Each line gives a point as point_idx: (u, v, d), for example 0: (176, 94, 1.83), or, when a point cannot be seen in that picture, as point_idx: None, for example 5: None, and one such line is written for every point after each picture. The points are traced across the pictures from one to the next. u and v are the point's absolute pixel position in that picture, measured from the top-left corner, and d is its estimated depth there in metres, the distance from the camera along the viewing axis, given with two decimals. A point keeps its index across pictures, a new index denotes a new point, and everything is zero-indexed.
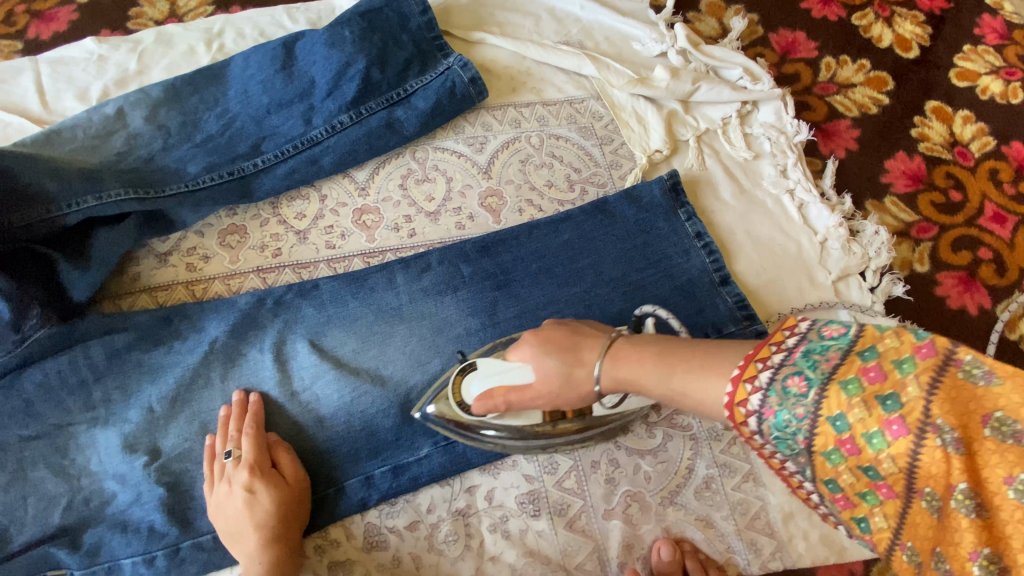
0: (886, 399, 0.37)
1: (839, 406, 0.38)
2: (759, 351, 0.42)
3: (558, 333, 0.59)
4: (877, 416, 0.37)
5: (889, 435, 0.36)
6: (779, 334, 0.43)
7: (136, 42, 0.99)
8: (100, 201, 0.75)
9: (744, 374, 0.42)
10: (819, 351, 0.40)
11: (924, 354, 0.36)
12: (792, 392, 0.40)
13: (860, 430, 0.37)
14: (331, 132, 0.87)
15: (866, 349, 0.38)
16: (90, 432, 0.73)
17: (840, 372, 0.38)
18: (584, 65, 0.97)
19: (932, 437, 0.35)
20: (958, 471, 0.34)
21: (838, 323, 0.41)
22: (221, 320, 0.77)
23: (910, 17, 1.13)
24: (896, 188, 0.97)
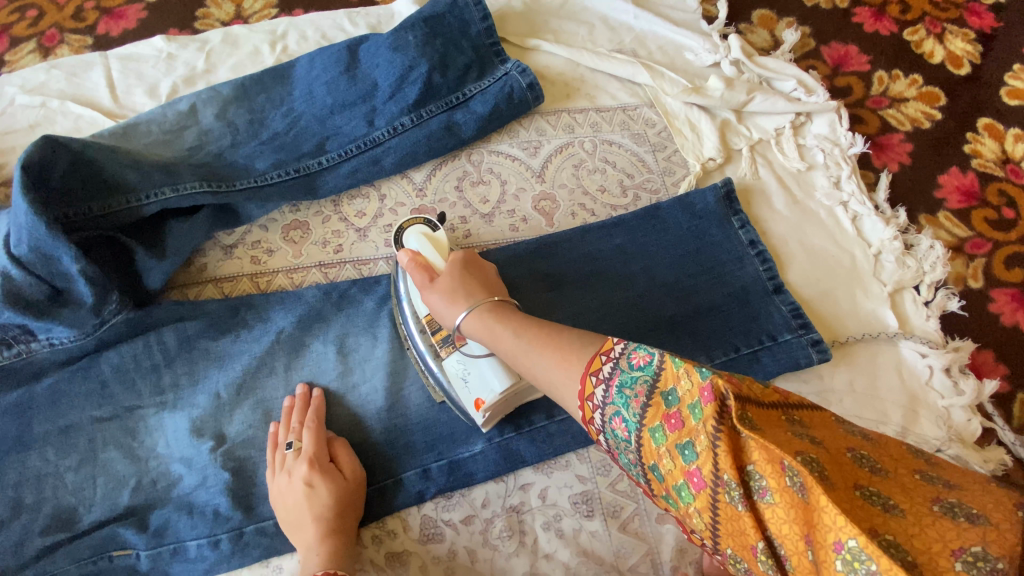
0: (684, 449, 0.41)
1: (654, 454, 0.44)
2: (587, 386, 0.50)
3: (483, 273, 0.70)
4: (679, 469, 0.41)
5: (692, 487, 0.40)
6: (602, 366, 0.50)
7: (204, 41, 1.03)
8: (177, 193, 0.78)
9: (585, 414, 0.50)
10: (630, 385, 0.46)
11: (706, 399, 0.38)
12: (620, 434, 0.47)
13: (672, 481, 0.43)
14: (393, 133, 0.89)
15: (669, 392, 0.42)
16: (159, 416, 0.75)
17: (650, 419, 0.44)
18: (638, 74, 0.99)
19: (718, 493, 0.39)
20: (750, 531, 0.38)
21: (645, 353, 0.46)
22: (286, 311, 0.79)
23: (961, 33, 1.13)
24: (949, 204, 0.97)
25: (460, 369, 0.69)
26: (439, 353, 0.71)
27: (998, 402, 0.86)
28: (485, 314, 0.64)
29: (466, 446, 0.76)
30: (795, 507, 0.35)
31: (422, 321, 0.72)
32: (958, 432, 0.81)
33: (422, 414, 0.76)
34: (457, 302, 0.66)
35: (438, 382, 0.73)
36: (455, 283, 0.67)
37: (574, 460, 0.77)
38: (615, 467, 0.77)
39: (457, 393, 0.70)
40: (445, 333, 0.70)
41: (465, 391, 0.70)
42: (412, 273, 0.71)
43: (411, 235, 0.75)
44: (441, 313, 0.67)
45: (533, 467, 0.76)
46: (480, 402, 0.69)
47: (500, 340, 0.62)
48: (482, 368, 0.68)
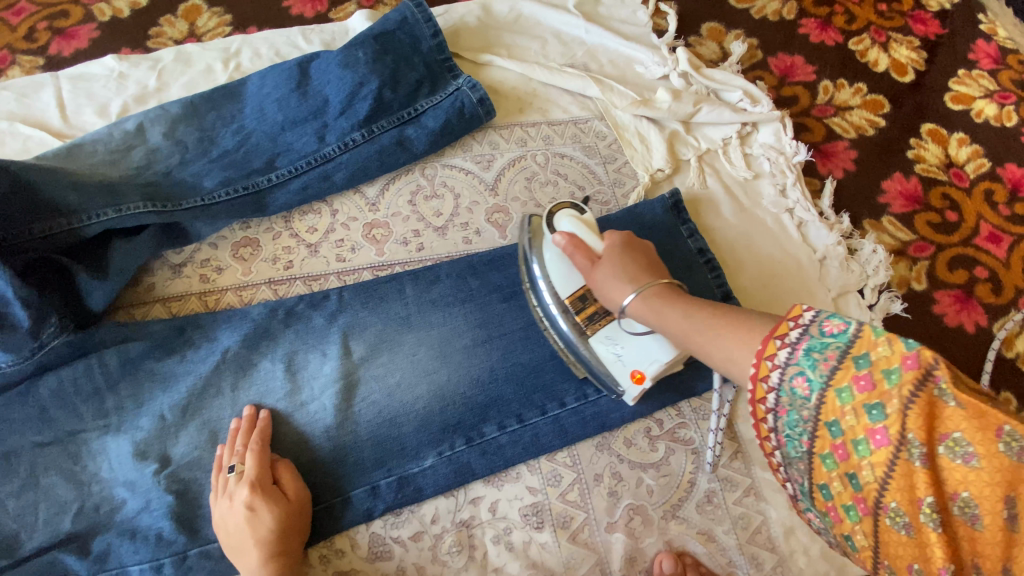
0: (873, 408, 0.43)
1: (834, 412, 0.45)
2: (767, 347, 0.49)
3: (643, 253, 0.69)
4: (863, 426, 0.43)
5: (874, 444, 0.43)
6: (785, 325, 0.48)
7: (156, 60, 1.03)
8: (120, 213, 0.77)
9: (760, 373, 0.49)
10: (818, 349, 0.46)
11: (910, 365, 0.41)
12: (800, 393, 0.47)
13: (850, 436, 0.44)
14: (344, 149, 0.89)
15: (861, 356, 0.44)
16: (102, 439, 0.74)
17: (838, 379, 0.45)
18: (589, 87, 1.01)
19: (906, 451, 0.41)
20: (923, 486, 0.40)
21: (839, 320, 0.46)
22: (233, 330, 0.79)
23: (905, 42, 1.16)
24: (893, 208, 1.00)
25: (612, 346, 0.70)
26: (586, 332, 0.71)
27: None
28: (651, 297, 0.63)
29: (415, 461, 0.75)
30: (1003, 469, 0.38)
31: (566, 301, 0.71)
32: None
33: (371, 430, 0.76)
34: (627, 283, 0.65)
35: (584, 359, 0.73)
36: (619, 267, 0.66)
37: (525, 472, 0.77)
38: (565, 477, 0.77)
39: (613, 370, 0.71)
40: (592, 312, 0.70)
41: (621, 366, 0.70)
42: (572, 257, 0.69)
43: (563, 217, 0.72)
44: (605, 299, 0.67)
45: (483, 480, 0.76)
46: (639, 374, 0.70)
47: (672, 325, 0.60)
48: (637, 344, 0.69)
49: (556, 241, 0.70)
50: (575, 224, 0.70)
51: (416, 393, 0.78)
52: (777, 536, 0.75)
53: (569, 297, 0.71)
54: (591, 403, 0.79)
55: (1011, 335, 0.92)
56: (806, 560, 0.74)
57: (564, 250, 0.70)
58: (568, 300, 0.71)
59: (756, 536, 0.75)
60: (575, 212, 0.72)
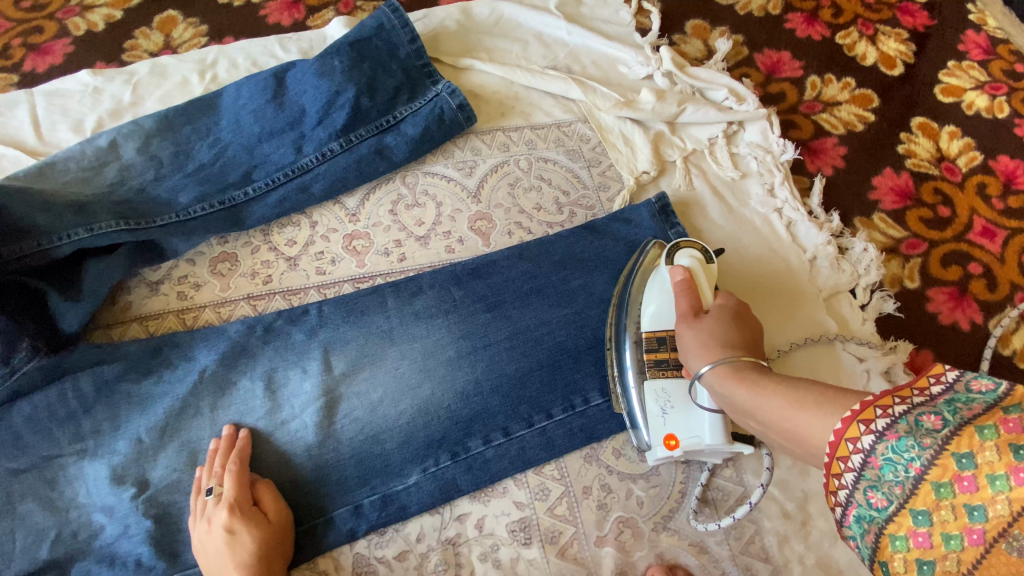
0: (1023, 449, 0.37)
1: (969, 445, 0.39)
2: (900, 389, 0.44)
3: (752, 326, 0.67)
4: (1007, 461, 0.37)
5: (1016, 480, 0.37)
6: (925, 379, 0.44)
7: (131, 73, 1.01)
8: (92, 233, 0.76)
9: (878, 401, 0.44)
10: (962, 400, 0.41)
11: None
12: (925, 425, 0.41)
13: (985, 470, 0.38)
14: (322, 159, 0.88)
15: (1013, 406, 0.39)
16: (79, 464, 0.72)
17: (983, 419, 0.39)
18: (571, 90, 0.99)
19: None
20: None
21: (990, 377, 0.41)
22: (211, 349, 0.77)
23: (894, 34, 1.14)
24: (884, 205, 0.98)
25: (660, 404, 0.72)
26: (644, 371, 0.74)
27: None
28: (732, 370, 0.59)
29: (399, 478, 0.74)
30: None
31: (644, 335, 0.74)
32: None
33: (353, 448, 0.74)
34: (710, 350, 0.63)
35: (632, 402, 0.75)
36: (718, 325, 0.65)
37: (512, 486, 0.75)
38: (553, 491, 0.75)
39: (650, 424, 0.73)
40: (660, 357, 0.73)
41: (660, 424, 0.72)
42: (679, 296, 0.70)
43: (685, 254, 0.74)
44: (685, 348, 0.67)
45: (469, 496, 0.75)
46: (673, 439, 0.71)
47: (761, 400, 0.54)
48: (688, 414, 0.71)
49: (674, 275, 0.72)
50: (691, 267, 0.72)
51: (399, 408, 0.76)
52: (771, 546, 0.74)
53: (648, 333, 0.74)
54: (577, 414, 0.77)
55: (1007, 332, 0.90)
56: (800, 570, 0.73)
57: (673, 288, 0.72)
58: (648, 336, 0.74)
59: (749, 546, 0.74)
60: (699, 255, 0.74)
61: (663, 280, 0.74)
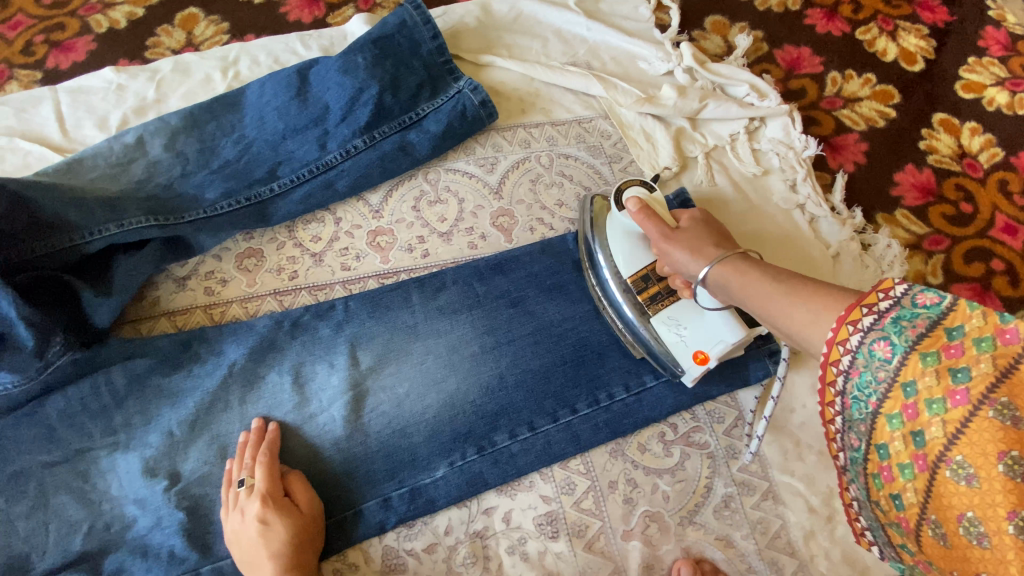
0: (960, 371, 0.40)
1: (914, 372, 0.42)
2: (850, 313, 0.46)
3: (719, 232, 0.70)
4: (944, 386, 0.40)
5: (951, 403, 0.40)
6: (873, 296, 0.45)
7: (154, 70, 1.02)
8: (122, 229, 0.77)
9: (837, 336, 0.46)
10: (908, 317, 0.43)
11: (1008, 339, 0.38)
12: (876, 356, 0.44)
13: (924, 395, 0.41)
14: (346, 156, 0.88)
15: (954, 327, 0.41)
16: (111, 457, 0.73)
17: (925, 344, 0.42)
18: (592, 86, 0.99)
19: (989, 409, 0.38)
20: (1005, 443, 0.37)
21: (936, 293, 0.43)
22: (240, 343, 0.78)
23: (914, 30, 1.14)
24: (906, 201, 0.98)
25: (676, 328, 0.74)
26: (646, 310, 0.76)
27: None
28: (732, 264, 0.61)
29: (426, 472, 0.74)
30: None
31: (628, 279, 0.75)
32: None
33: (380, 441, 0.75)
34: (701, 256, 0.65)
35: (644, 338, 0.78)
36: (692, 237, 0.68)
37: (538, 481, 0.76)
38: (579, 485, 0.76)
39: (675, 352, 0.75)
40: (654, 293, 0.75)
41: (683, 346, 0.74)
42: (645, 227, 0.72)
43: (632, 192, 0.76)
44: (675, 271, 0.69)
45: (496, 489, 0.75)
46: (702, 354, 0.73)
47: (751, 288, 0.58)
48: (704, 325, 0.73)
49: (631, 212, 0.74)
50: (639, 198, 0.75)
51: (426, 403, 0.77)
52: (797, 540, 0.74)
53: (631, 275, 0.75)
54: (602, 408, 0.78)
55: None
56: (826, 564, 0.73)
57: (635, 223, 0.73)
58: (632, 277, 0.75)
59: (775, 540, 0.74)
60: (644, 189, 0.76)
61: (622, 224, 0.76)
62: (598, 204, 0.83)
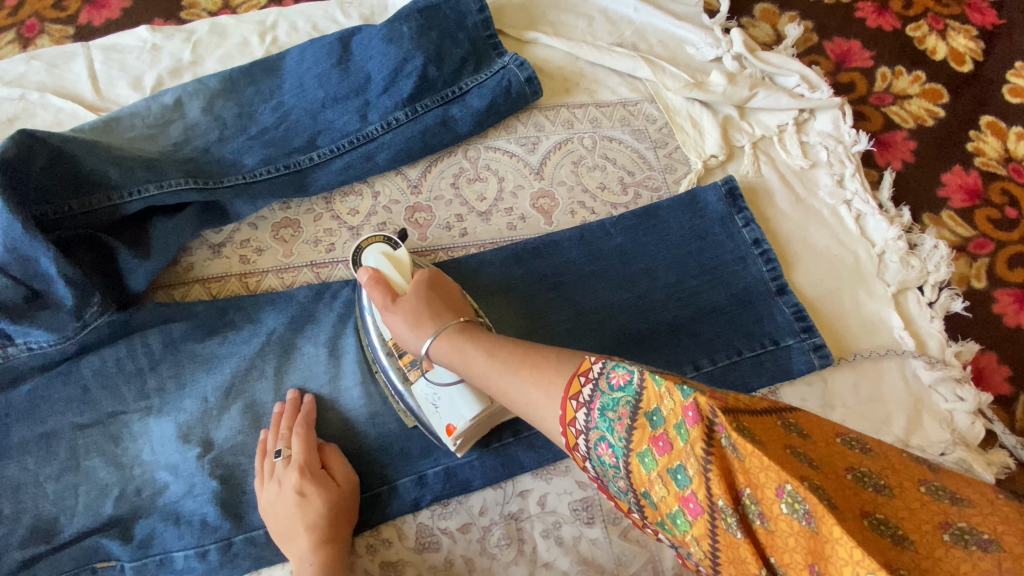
0: (677, 473, 0.39)
1: (644, 479, 0.41)
2: (568, 412, 0.47)
3: (449, 292, 0.68)
4: (672, 492, 0.39)
5: (689, 511, 0.38)
6: (579, 388, 0.47)
7: (190, 32, 0.99)
8: (161, 190, 0.75)
9: (569, 442, 0.48)
10: (611, 409, 0.43)
11: (691, 420, 0.37)
12: (607, 461, 0.44)
13: (666, 508, 0.40)
14: (387, 128, 0.86)
15: (652, 413, 0.41)
16: (144, 422, 0.72)
17: (637, 443, 0.41)
18: (639, 69, 0.97)
19: (717, 518, 0.37)
20: (749, 561, 0.35)
21: (624, 371, 0.43)
22: (277, 313, 0.77)
23: (963, 32, 1.11)
24: (952, 203, 0.96)
25: (428, 394, 0.68)
26: (408, 378, 0.69)
27: (1000, 405, 0.85)
28: (452, 337, 0.61)
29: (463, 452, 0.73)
30: (796, 533, 0.33)
31: (389, 343, 0.69)
32: (963, 436, 0.80)
33: None
34: (420, 326, 0.63)
35: (410, 408, 0.70)
36: (415, 305, 0.65)
37: (574, 466, 0.75)
38: None
39: (429, 418, 0.68)
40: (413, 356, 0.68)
41: (436, 417, 0.68)
42: (370, 291, 0.68)
43: (374, 253, 0.72)
44: (405, 341, 0.65)
45: (532, 472, 0.75)
46: (451, 428, 0.67)
47: (472, 365, 0.58)
48: (451, 396, 0.67)
49: (360, 277, 0.70)
50: (377, 259, 0.71)
51: None
52: None
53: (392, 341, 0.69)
54: None
55: None
56: None
57: (369, 282, 0.69)
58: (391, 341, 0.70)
59: None
60: (386, 246, 0.73)
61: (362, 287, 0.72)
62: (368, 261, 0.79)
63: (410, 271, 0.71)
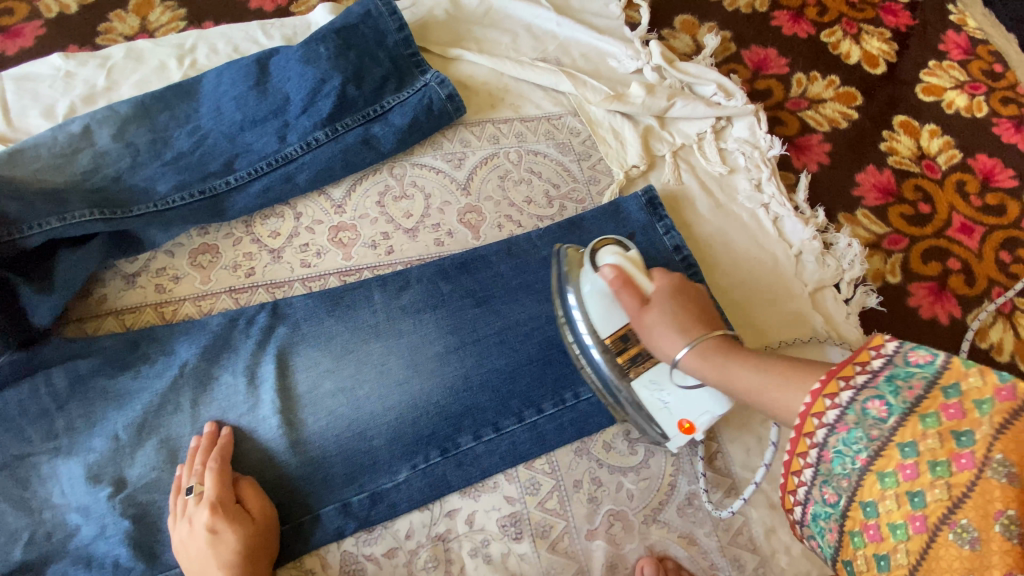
0: (961, 434, 0.45)
1: (913, 434, 0.46)
2: (828, 386, 0.50)
3: (698, 297, 0.68)
4: (948, 448, 0.45)
5: (956, 466, 0.44)
6: (866, 354, 0.50)
7: (105, 57, 0.97)
8: (64, 222, 0.73)
9: (813, 407, 0.51)
10: (903, 376, 0.48)
11: (1003, 396, 0.44)
12: (872, 414, 0.48)
13: (928, 458, 0.46)
14: (307, 149, 0.85)
15: (951, 385, 0.46)
16: (52, 463, 0.70)
17: (925, 407, 0.46)
18: (561, 82, 0.98)
19: (985, 471, 0.43)
20: (1000, 502, 0.42)
21: (926, 352, 0.48)
22: (192, 342, 0.75)
23: (877, 34, 1.16)
24: (867, 201, 1.00)
25: (660, 397, 0.67)
26: (627, 375, 0.68)
27: None
28: (710, 352, 0.62)
29: (388, 475, 0.73)
30: None
31: (606, 342, 0.67)
32: None
33: (339, 444, 0.73)
34: (677, 336, 0.63)
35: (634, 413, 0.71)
36: (668, 311, 0.64)
37: (502, 481, 0.75)
38: (544, 485, 0.75)
39: (657, 418, 0.69)
40: (635, 353, 0.67)
41: (667, 415, 0.68)
42: (619, 295, 0.65)
43: (608, 253, 0.67)
44: (663, 345, 0.64)
45: (459, 491, 0.74)
46: (685, 423, 0.68)
47: (736, 377, 0.59)
48: (689, 395, 0.66)
49: (605, 277, 0.65)
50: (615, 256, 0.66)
51: (387, 405, 0.75)
52: (759, 536, 0.74)
53: (608, 338, 0.67)
54: (568, 408, 0.77)
55: (984, 326, 0.93)
56: (787, 559, 0.73)
57: (614, 282, 0.65)
58: (609, 340, 0.67)
59: (737, 537, 0.74)
60: (617, 247, 0.68)
61: (594, 287, 0.67)
62: (570, 255, 0.71)
63: (647, 266, 0.68)
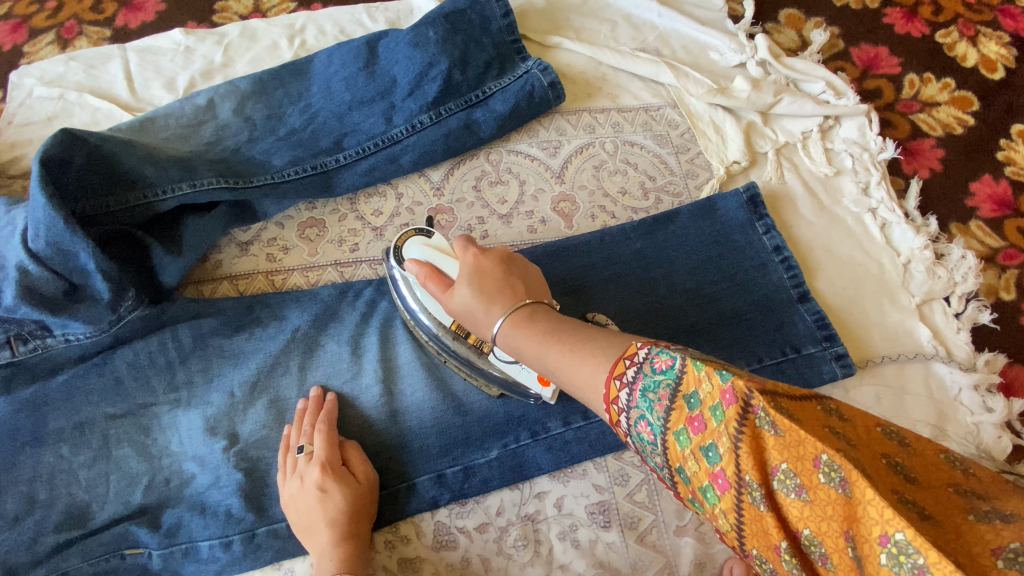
0: (708, 451, 0.38)
1: (678, 455, 0.41)
2: (610, 389, 0.46)
3: (493, 269, 0.61)
4: (704, 470, 0.39)
5: (717, 489, 0.38)
6: (623, 366, 0.46)
7: (222, 35, 1.02)
8: (194, 189, 0.77)
9: (611, 416, 0.47)
10: (652, 389, 0.43)
11: (729, 401, 0.36)
12: (644, 438, 0.44)
13: (697, 483, 0.40)
14: (412, 131, 0.87)
15: (690, 395, 0.40)
16: (172, 413, 0.74)
17: (673, 423, 0.41)
18: (662, 73, 0.97)
19: (743, 494, 0.36)
20: (774, 532, 0.36)
21: (667, 356, 0.43)
22: (303, 310, 0.79)
23: (995, 37, 1.08)
24: (981, 213, 0.94)
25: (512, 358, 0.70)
26: (482, 352, 0.72)
27: None
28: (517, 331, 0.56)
29: (480, 451, 0.74)
30: (834, 504, 0.33)
31: (452, 329, 0.71)
32: (989, 450, 0.78)
33: (436, 420, 0.75)
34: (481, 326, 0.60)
35: (492, 378, 0.73)
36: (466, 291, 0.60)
37: (591, 470, 0.75)
38: (633, 477, 0.75)
39: (520, 380, 0.71)
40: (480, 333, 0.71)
41: (526, 374, 0.71)
42: (426, 285, 0.66)
43: (414, 247, 0.71)
44: (469, 325, 0.61)
45: (549, 474, 0.75)
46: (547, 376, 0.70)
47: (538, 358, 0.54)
48: None
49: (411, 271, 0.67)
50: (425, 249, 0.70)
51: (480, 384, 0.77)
52: None
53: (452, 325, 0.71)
54: None
55: None
56: None
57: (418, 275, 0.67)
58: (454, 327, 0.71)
59: None
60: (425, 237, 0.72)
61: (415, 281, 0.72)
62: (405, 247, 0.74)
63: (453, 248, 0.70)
